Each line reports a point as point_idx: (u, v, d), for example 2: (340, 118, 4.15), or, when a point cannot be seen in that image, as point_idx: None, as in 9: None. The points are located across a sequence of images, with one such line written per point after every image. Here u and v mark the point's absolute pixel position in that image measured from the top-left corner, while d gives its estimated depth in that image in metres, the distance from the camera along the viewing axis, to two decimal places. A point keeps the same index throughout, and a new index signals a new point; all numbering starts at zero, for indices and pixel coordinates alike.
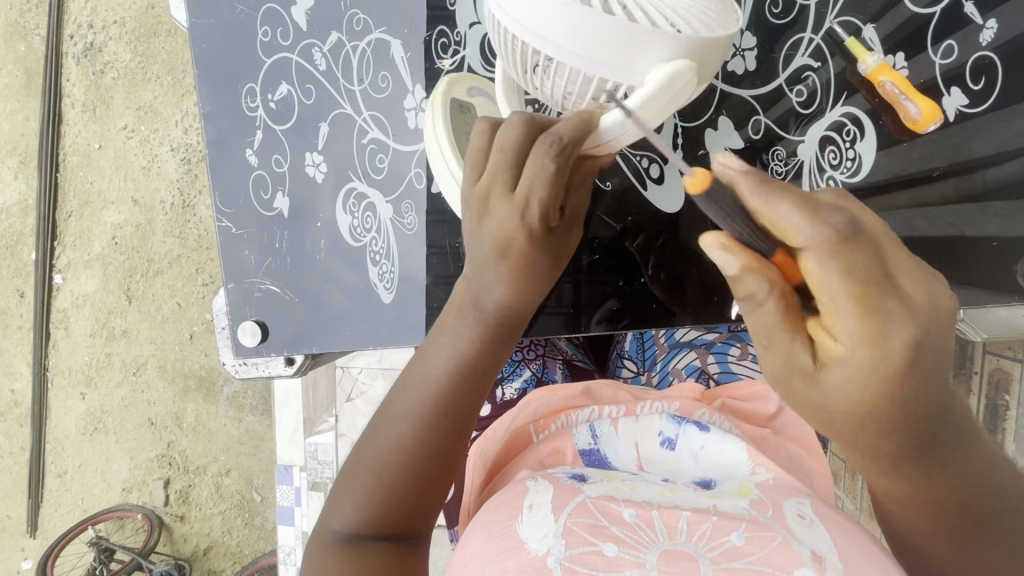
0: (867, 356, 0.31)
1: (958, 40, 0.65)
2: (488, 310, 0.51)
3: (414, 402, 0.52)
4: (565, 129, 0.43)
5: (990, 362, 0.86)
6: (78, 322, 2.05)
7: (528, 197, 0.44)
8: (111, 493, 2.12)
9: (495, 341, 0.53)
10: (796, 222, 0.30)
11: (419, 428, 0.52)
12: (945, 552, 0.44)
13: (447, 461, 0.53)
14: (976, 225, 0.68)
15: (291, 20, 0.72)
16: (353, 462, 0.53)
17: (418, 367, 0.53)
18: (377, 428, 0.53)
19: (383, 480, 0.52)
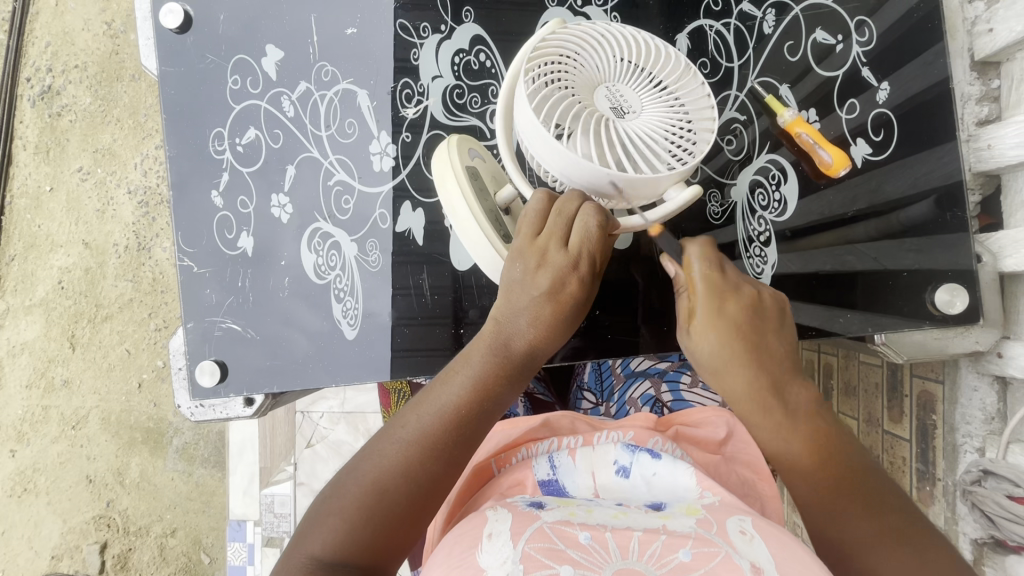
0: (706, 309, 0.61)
1: (858, 99, 0.75)
2: (516, 348, 0.57)
3: (422, 425, 0.54)
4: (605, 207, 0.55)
5: (917, 385, 0.94)
6: (12, 372, 1.93)
7: (577, 254, 0.55)
8: (38, 562, 1.93)
9: (511, 377, 0.57)
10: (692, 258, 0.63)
11: (419, 454, 0.53)
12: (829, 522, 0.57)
13: (443, 490, 0.55)
14: (895, 259, 0.75)
15: (260, 69, 0.75)
16: (348, 483, 0.54)
17: (434, 395, 0.56)
18: (379, 448, 0.55)
19: (381, 503, 0.52)
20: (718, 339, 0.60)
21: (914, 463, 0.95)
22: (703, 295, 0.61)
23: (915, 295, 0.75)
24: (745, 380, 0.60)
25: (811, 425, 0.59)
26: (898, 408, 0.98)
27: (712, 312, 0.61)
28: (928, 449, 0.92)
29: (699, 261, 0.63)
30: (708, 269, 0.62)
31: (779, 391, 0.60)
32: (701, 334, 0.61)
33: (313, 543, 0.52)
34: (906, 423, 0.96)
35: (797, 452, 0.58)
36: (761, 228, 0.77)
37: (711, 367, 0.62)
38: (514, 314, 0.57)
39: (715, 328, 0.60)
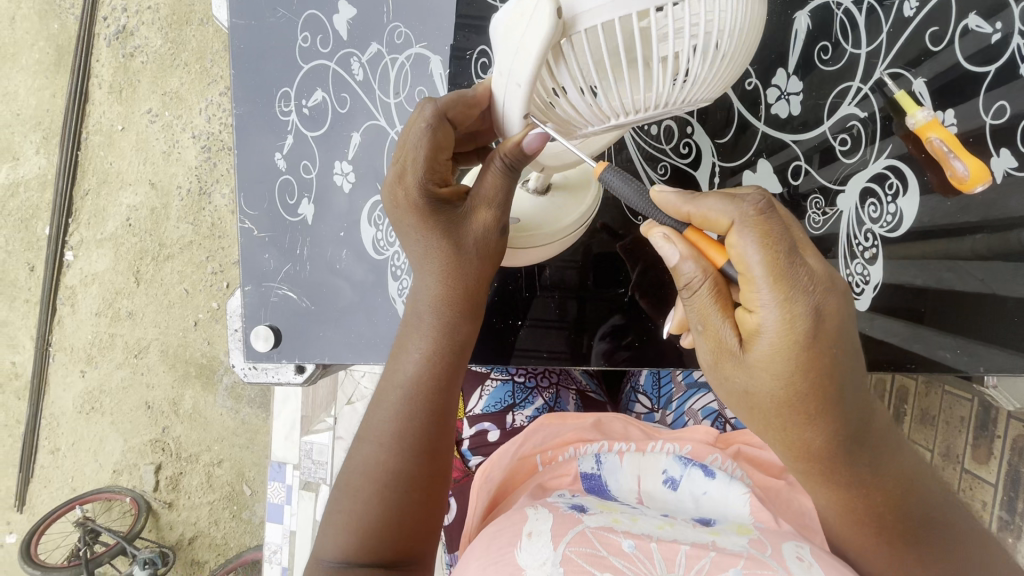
0: (782, 321, 0.38)
1: (1009, 100, 0.65)
2: (427, 309, 0.54)
3: (382, 425, 0.54)
4: (443, 104, 0.52)
5: (1013, 427, 0.93)
6: (84, 300, 2.06)
7: (409, 163, 0.52)
8: (101, 474, 2.11)
9: (443, 352, 0.54)
10: (752, 250, 0.39)
11: (385, 451, 0.53)
12: (886, 554, 0.48)
13: (426, 477, 0.54)
14: (1011, 286, 0.67)
15: (331, 27, 0.72)
16: (339, 494, 0.54)
17: (386, 386, 0.55)
18: (357, 456, 0.55)
19: (374, 492, 0.53)
20: (790, 366, 0.39)
21: (995, 510, 0.95)
22: (768, 317, 0.39)
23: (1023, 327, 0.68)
24: (812, 434, 0.41)
25: (879, 465, 0.44)
26: (986, 448, 0.96)
27: (779, 348, 0.39)
28: (1017, 496, 0.93)
29: (759, 252, 0.38)
30: (766, 261, 0.38)
31: (850, 437, 0.41)
32: (755, 372, 0.40)
33: (327, 556, 0.53)
34: (992, 465, 0.95)
35: (853, 493, 0.44)
36: (868, 242, 0.69)
37: (757, 410, 0.42)
38: (418, 274, 0.55)
39: (778, 375, 0.39)
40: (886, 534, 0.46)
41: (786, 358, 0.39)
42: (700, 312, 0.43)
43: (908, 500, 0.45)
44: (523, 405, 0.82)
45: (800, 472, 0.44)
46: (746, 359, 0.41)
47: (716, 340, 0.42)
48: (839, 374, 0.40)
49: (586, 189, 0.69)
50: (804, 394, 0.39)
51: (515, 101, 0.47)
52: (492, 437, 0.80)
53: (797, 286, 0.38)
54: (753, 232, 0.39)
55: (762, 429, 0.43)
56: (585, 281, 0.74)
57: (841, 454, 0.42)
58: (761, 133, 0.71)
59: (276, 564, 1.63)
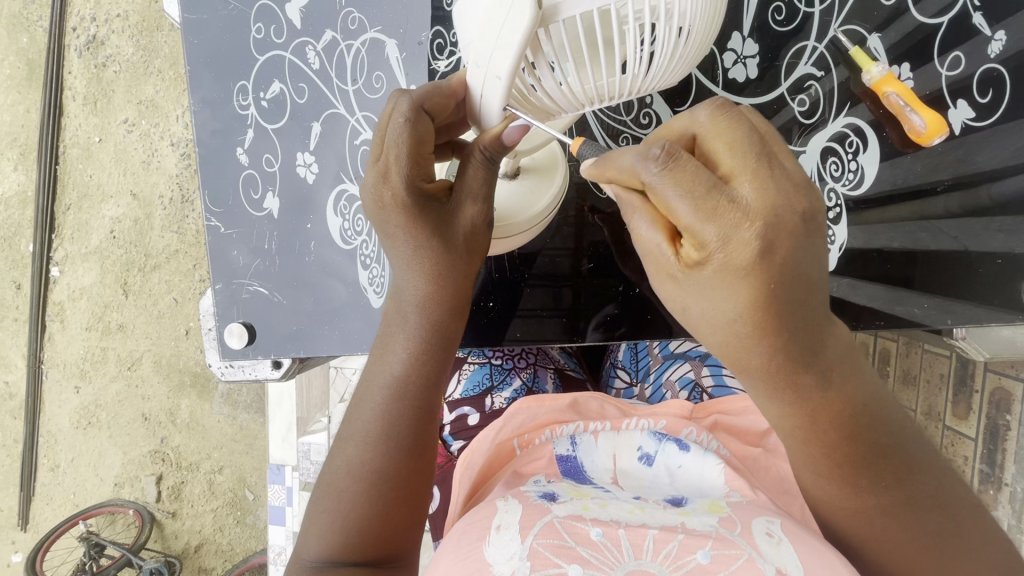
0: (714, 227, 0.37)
1: (966, 51, 0.65)
2: (406, 304, 0.53)
3: (366, 426, 0.53)
4: (421, 97, 0.49)
5: (992, 381, 0.94)
6: (74, 315, 2.04)
7: (391, 159, 0.50)
8: (102, 488, 2.10)
9: (427, 347, 0.53)
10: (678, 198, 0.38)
11: (373, 449, 0.53)
12: (863, 503, 0.47)
13: (407, 476, 0.53)
14: (981, 241, 0.67)
15: (284, 17, 0.71)
16: (322, 495, 0.54)
17: (369, 384, 0.54)
18: (342, 454, 0.54)
19: (360, 493, 0.52)
20: (736, 285, 0.38)
21: (978, 464, 0.96)
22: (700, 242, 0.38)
23: (994, 280, 0.67)
24: (757, 349, 0.40)
25: (834, 380, 0.42)
26: (966, 403, 0.97)
27: (714, 270, 0.38)
28: (998, 449, 0.94)
29: (679, 192, 0.37)
30: (692, 200, 0.37)
31: (805, 356, 0.41)
32: (699, 297, 0.40)
33: (312, 557, 0.53)
34: (973, 420, 0.97)
35: (801, 420, 0.43)
36: (831, 202, 0.69)
37: (704, 330, 0.42)
38: (399, 269, 0.53)
39: (722, 284, 0.39)
40: (861, 475, 0.45)
41: (725, 285, 0.39)
42: (649, 251, 0.43)
43: (878, 426, 0.45)
44: (501, 387, 0.82)
45: (755, 394, 0.44)
46: (689, 287, 0.41)
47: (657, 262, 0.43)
48: (786, 304, 0.39)
49: (556, 168, 0.68)
50: (747, 307, 0.39)
51: (494, 93, 0.46)
52: (472, 420, 0.80)
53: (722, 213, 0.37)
54: (675, 178, 0.37)
55: (712, 345, 0.43)
56: (578, 267, 0.74)
57: (795, 375, 0.41)
58: (720, 99, 0.70)
59: (280, 566, 1.62)
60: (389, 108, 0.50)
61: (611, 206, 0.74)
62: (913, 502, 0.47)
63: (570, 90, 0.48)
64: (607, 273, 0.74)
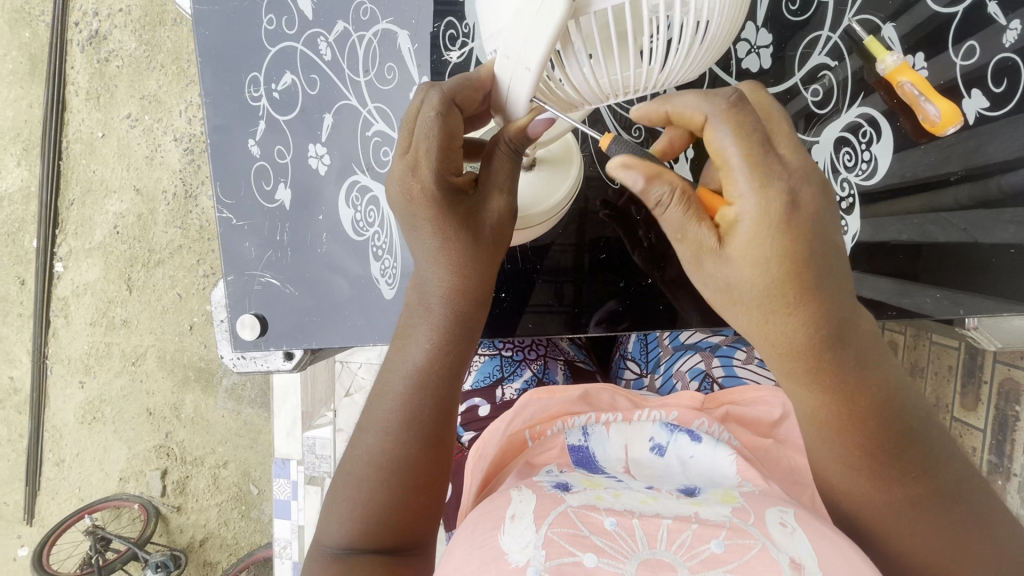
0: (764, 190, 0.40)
1: (980, 41, 0.65)
2: (429, 299, 0.53)
3: (386, 417, 0.53)
4: (450, 89, 0.50)
5: (1000, 372, 0.95)
6: (78, 310, 2.05)
7: (420, 152, 0.50)
8: (108, 483, 2.11)
9: (448, 339, 0.53)
10: (726, 142, 0.40)
11: (393, 439, 0.53)
12: (881, 494, 0.47)
13: (427, 466, 0.54)
14: (992, 232, 0.67)
15: (296, 8, 0.71)
16: (340, 484, 0.54)
17: (389, 374, 0.55)
18: (361, 444, 0.54)
19: (380, 483, 0.53)
20: (775, 248, 0.41)
21: (985, 455, 0.97)
22: (750, 204, 0.40)
23: (1005, 272, 0.68)
24: (794, 326, 0.42)
25: (863, 363, 0.44)
26: (974, 395, 0.98)
27: (759, 229, 0.41)
28: (1005, 441, 0.95)
29: (734, 142, 0.40)
30: (743, 148, 0.40)
31: (832, 334, 0.42)
32: (739, 262, 0.42)
33: (332, 545, 0.53)
34: (981, 412, 0.97)
35: (830, 400, 0.44)
36: (843, 192, 0.69)
37: (741, 304, 0.43)
38: (422, 260, 0.53)
39: (762, 247, 0.41)
40: (882, 463, 0.46)
41: (761, 247, 0.41)
42: (677, 227, 0.43)
43: (898, 409, 0.45)
44: (512, 378, 0.82)
45: (784, 375, 0.45)
46: (728, 254, 0.42)
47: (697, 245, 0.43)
48: (819, 266, 0.42)
49: (571, 159, 0.68)
50: (784, 270, 0.41)
51: (523, 84, 0.46)
52: (483, 411, 0.80)
53: (770, 170, 0.40)
54: (726, 120, 0.40)
55: (746, 327, 0.44)
56: (581, 262, 0.74)
57: (825, 352, 0.43)
58: (733, 89, 0.70)
59: (286, 559, 1.63)
60: (417, 100, 0.51)
61: (621, 196, 0.74)
62: (930, 494, 0.47)
63: (596, 82, 0.48)
64: (611, 267, 0.74)
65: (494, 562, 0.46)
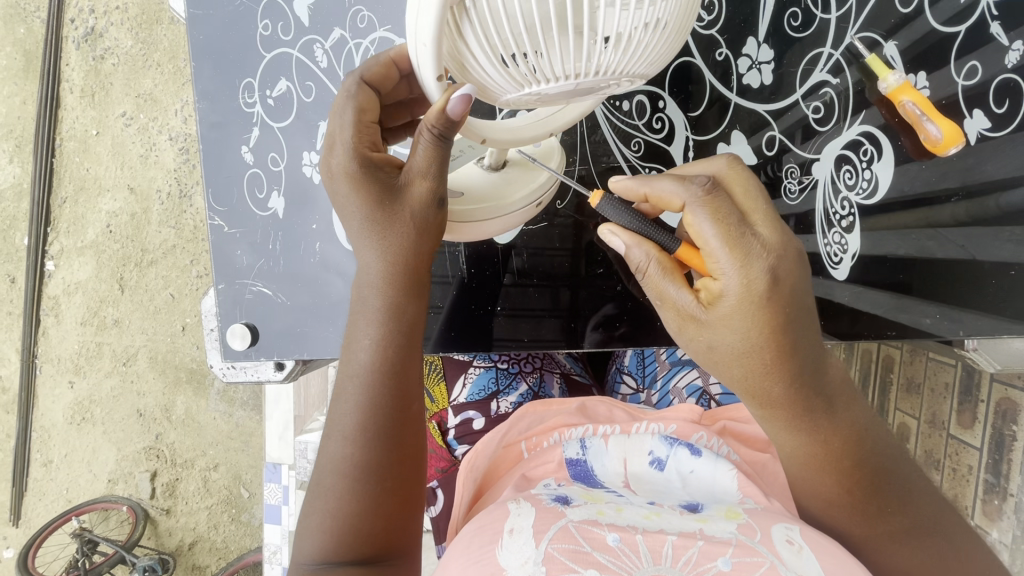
0: (746, 270, 0.41)
1: (980, 60, 0.64)
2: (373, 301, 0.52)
3: (340, 419, 0.52)
4: (369, 75, 0.53)
5: (998, 389, 0.94)
6: (69, 309, 2.02)
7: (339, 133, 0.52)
8: (96, 485, 2.09)
9: (391, 336, 0.52)
10: (707, 229, 0.42)
11: (351, 444, 0.52)
12: (859, 523, 0.49)
13: (380, 472, 0.52)
14: (992, 252, 0.67)
15: (292, 14, 0.70)
16: (311, 497, 0.53)
17: (343, 377, 0.53)
18: (325, 445, 0.53)
19: (342, 491, 0.51)
20: (754, 318, 0.41)
21: (981, 473, 0.96)
22: (730, 281, 0.41)
23: (1003, 291, 0.67)
24: (772, 382, 0.43)
25: (837, 408, 0.46)
26: (971, 412, 0.97)
27: (740, 309, 0.41)
28: (1002, 458, 0.94)
29: (714, 227, 0.41)
30: (720, 233, 0.41)
31: (807, 384, 0.44)
32: (720, 330, 0.43)
33: (308, 554, 0.52)
34: (977, 429, 0.97)
35: (810, 440, 0.46)
36: (844, 210, 0.69)
37: (719, 363, 0.44)
38: (359, 249, 0.52)
39: (741, 322, 0.42)
40: (859, 495, 0.48)
41: (742, 320, 0.42)
42: (655, 291, 0.46)
43: (869, 446, 0.47)
44: (506, 392, 0.81)
45: (764, 420, 0.46)
46: (709, 320, 0.43)
47: (677, 310, 0.45)
48: (796, 328, 0.42)
49: (547, 164, 0.65)
50: (766, 336, 0.42)
51: (428, 62, 0.43)
52: (477, 425, 0.79)
53: (751, 248, 0.41)
54: (705, 208, 0.42)
55: (726, 382, 0.45)
56: (576, 267, 0.73)
57: (802, 399, 0.44)
58: (733, 105, 0.70)
59: (276, 565, 1.61)
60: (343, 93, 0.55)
61: None
62: (907, 520, 0.49)
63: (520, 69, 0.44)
64: (607, 275, 0.73)
65: None
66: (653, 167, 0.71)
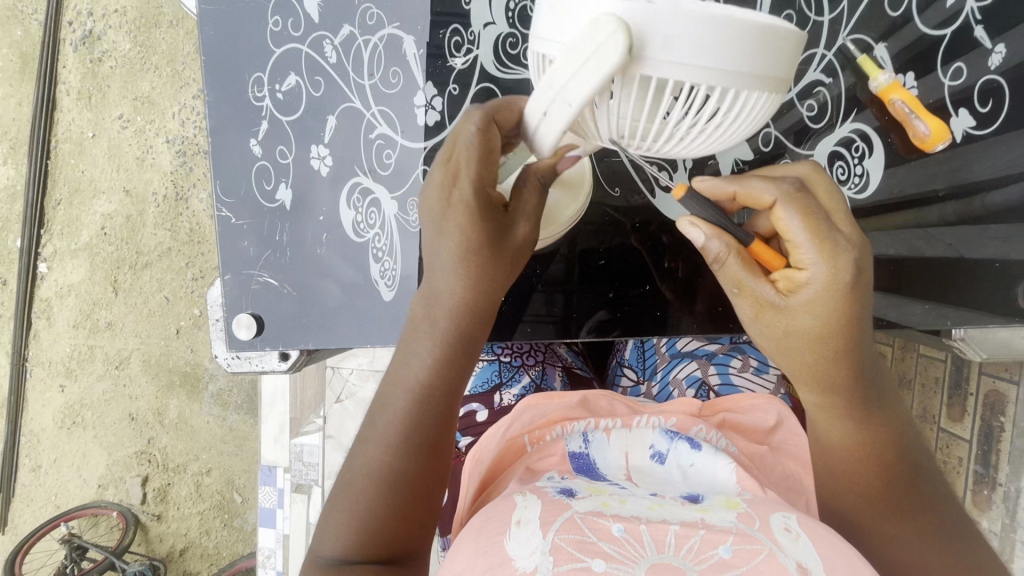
0: (831, 264, 0.47)
1: (966, 63, 0.67)
2: (441, 314, 0.53)
3: (386, 428, 0.53)
4: (496, 108, 0.52)
5: (985, 384, 0.96)
6: (61, 312, 2.01)
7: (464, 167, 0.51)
8: (86, 490, 2.06)
9: (449, 358, 0.54)
10: (795, 224, 0.48)
11: (392, 450, 0.53)
12: (890, 525, 0.52)
13: (418, 477, 0.53)
14: (978, 247, 0.69)
15: (302, 11, 0.71)
16: (337, 491, 0.54)
17: (394, 386, 0.54)
18: (358, 441, 0.54)
19: (376, 492, 0.52)
20: (830, 307, 0.48)
21: (971, 465, 0.99)
22: (816, 272, 0.47)
23: (990, 283, 0.70)
24: (834, 367, 0.50)
25: (885, 402, 0.53)
26: (959, 406, 1.00)
27: (820, 295, 0.48)
28: (991, 451, 0.96)
29: (801, 221, 0.47)
30: (807, 227, 0.47)
31: (863, 373, 0.51)
32: (799, 314, 0.49)
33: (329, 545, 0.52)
34: (965, 423, 0.99)
35: (856, 428, 0.52)
36: None
37: (792, 345, 0.51)
38: (441, 276, 0.53)
39: (818, 307, 0.48)
40: (890, 495, 0.52)
41: (823, 305, 0.48)
42: (734, 280, 0.51)
43: (907, 448, 0.53)
44: (510, 383, 0.83)
45: (820, 405, 0.53)
46: (787, 305, 0.49)
47: (755, 298, 0.50)
48: (862, 324, 0.49)
49: (581, 186, 0.70)
50: (837, 324, 0.49)
51: (556, 119, 0.44)
52: (480, 416, 0.80)
53: (838, 247, 0.47)
54: (796, 207, 0.47)
55: (792, 364, 0.52)
56: (570, 273, 0.74)
57: (857, 386, 0.52)
58: None
59: (271, 568, 1.60)
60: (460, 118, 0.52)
61: (623, 200, 0.74)
62: (935, 533, 0.52)
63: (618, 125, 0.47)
64: (603, 271, 0.74)
65: (501, 568, 0.46)
66: (654, 162, 0.73)
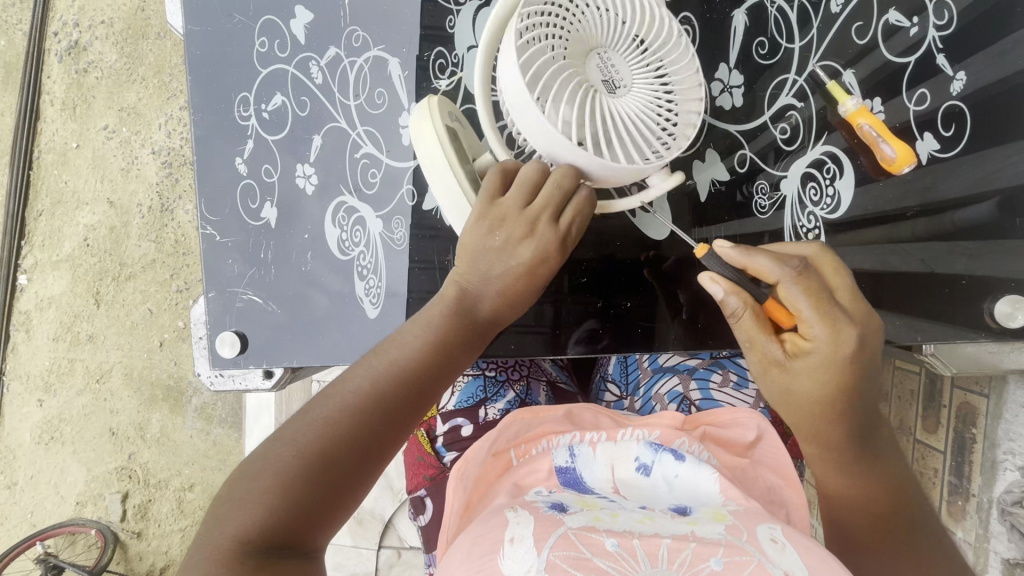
0: (834, 332, 0.52)
1: (930, 88, 0.70)
2: (443, 324, 0.57)
3: (332, 410, 0.53)
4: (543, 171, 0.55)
5: (958, 396, 0.99)
6: (41, 325, 1.97)
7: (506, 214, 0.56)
8: (64, 507, 2.01)
9: (429, 366, 0.56)
10: (799, 299, 0.53)
11: (332, 431, 0.52)
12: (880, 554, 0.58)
13: (356, 463, 0.52)
14: (949, 264, 0.71)
15: (289, 32, 0.72)
16: (256, 465, 0.51)
17: (356, 379, 0.55)
18: (296, 426, 0.53)
19: (306, 471, 0.50)
20: (830, 370, 0.54)
21: (946, 476, 1.01)
22: (817, 339, 0.53)
23: (959, 299, 0.72)
24: (830, 419, 0.57)
25: (878, 444, 0.59)
26: (934, 418, 1.03)
27: (819, 359, 0.54)
28: (965, 462, 0.98)
29: (806, 297, 0.52)
30: (811, 300, 0.52)
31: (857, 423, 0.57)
32: (798, 375, 0.55)
33: (227, 527, 0.48)
34: (941, 434, 1.02)
35: (854, 467, 0.59)
36: (810, 224, 0.73)
37: (789, 398, 0.58)
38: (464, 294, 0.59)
39: (822, 370, 0.54)
40: (884, 526, 0.59)
41: (828, 368, 0.54)
42: (746, 337, 0.57)
43: (896, 483, 0.59)
44: (495, 398, 0.83)
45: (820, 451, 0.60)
46: (792, 366, 0.55)
47: (763, 356, 0.57)
48: (860, 382, 0.55)
49: None
50: (835, 385, 0.55)
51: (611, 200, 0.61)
52: (465, 431, 0.81)
53: (839, 318, 0.52)
54: (798, 282, 0.53)
55: (790, 414, 0.59)
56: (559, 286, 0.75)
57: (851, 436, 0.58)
58: (708, 124, 0.75)
59: None
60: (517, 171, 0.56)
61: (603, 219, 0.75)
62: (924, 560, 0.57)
63: None
64: (587, 289, 0.75)
65: None
66: None
